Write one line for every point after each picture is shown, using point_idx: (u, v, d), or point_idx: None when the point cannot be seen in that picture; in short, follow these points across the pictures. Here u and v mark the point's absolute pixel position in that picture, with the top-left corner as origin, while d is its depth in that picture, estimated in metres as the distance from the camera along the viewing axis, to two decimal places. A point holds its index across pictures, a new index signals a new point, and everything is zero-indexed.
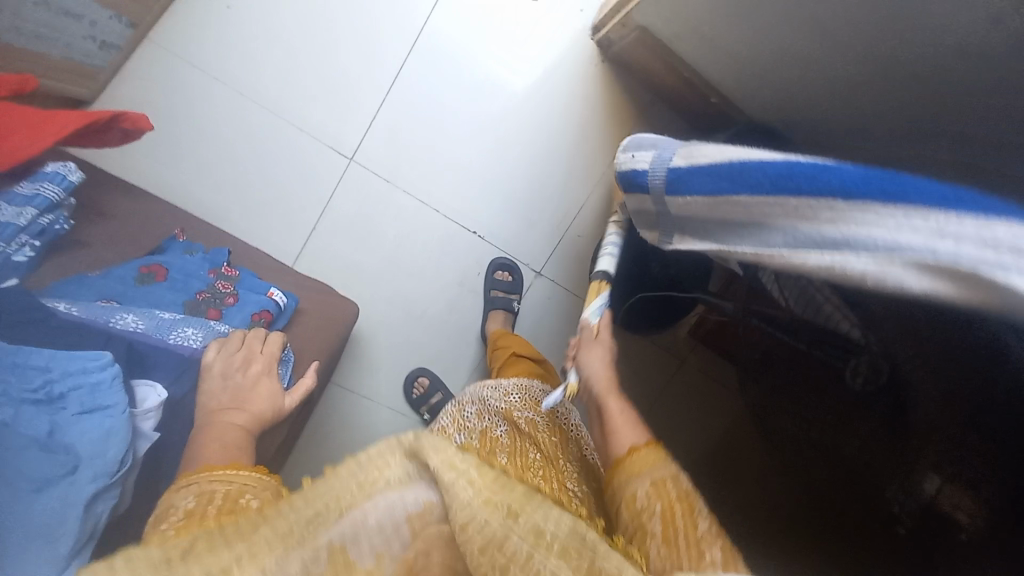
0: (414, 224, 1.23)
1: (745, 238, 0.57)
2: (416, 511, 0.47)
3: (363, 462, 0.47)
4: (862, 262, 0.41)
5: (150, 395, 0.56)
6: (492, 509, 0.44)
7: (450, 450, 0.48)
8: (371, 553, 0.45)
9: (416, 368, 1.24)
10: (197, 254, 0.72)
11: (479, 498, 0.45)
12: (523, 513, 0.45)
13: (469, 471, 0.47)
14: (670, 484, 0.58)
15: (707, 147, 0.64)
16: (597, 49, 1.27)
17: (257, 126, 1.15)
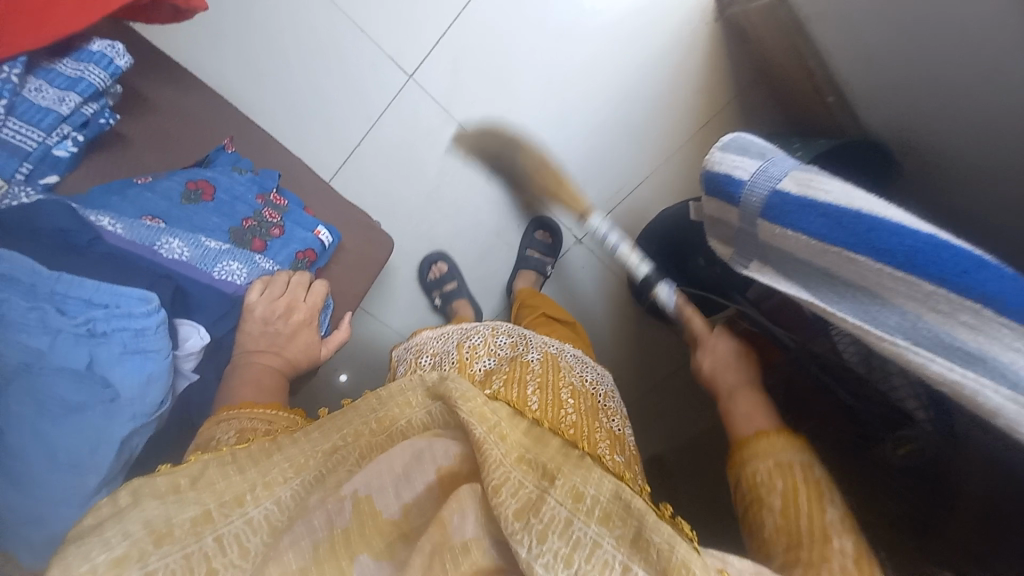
0: (462, 162, 1.14)
1: (843, 299, 0.51)
2: (446, 464, 0.45)
3: (384, 399, 0.46)
4: (1001, 395, 0.38)
5: (193, 337, 0.56)
6: (525, 469, 0.43)
7: (478, 399, 0.45)
8: (399, 506, 0.43)
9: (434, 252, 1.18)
10: (246, 174, 0.65)
11: (510, 456, 0.43)
12: (561, 476, 0.42)
13: (501, 426, 0.45)
14: (795, 469, 0.58)
15: (829, 179, 0.56)
16: (713, 7, 1.11)
17: (316, 14, 1.02)
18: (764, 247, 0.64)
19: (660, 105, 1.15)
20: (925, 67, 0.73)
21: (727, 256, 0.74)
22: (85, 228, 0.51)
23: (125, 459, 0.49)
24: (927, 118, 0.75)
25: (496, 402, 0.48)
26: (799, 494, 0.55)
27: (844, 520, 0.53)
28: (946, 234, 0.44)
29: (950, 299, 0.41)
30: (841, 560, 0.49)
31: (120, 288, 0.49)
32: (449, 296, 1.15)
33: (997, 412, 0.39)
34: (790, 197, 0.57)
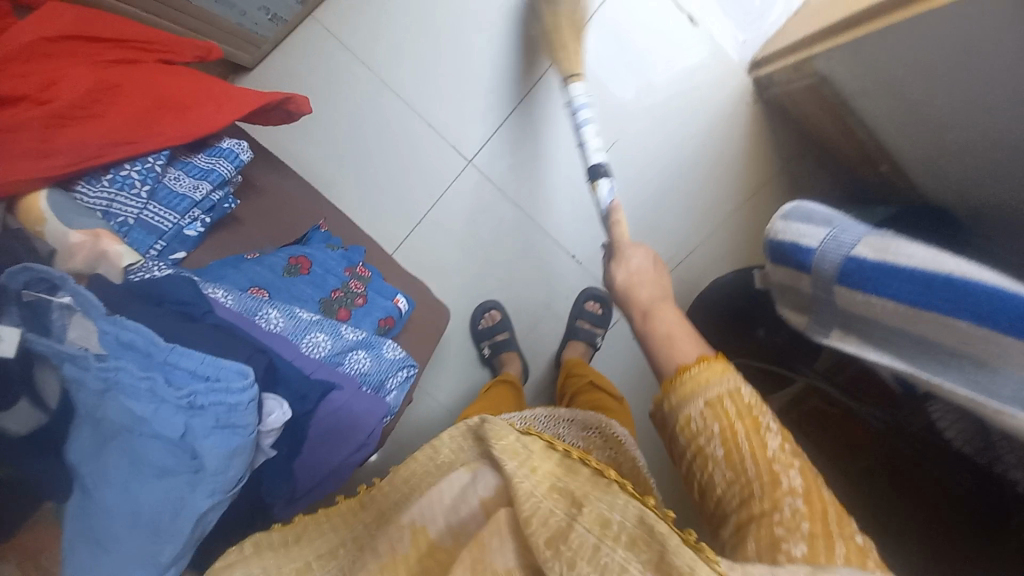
0: (515, 237, 1.22)
1: (950, 370, 0.48)
2: (487, 495, 0.45)
3: (434, 453, 0.49)
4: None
5: (276, 413, 0.49)
6: (556, 497, 0.41)
7: (511, 434, 0.45)
8: (443, 533, 0.44)
9: (489, 300, 1.24)
10: (337, 249, 0.69)
11: (541, 487, 0.42)
12: (586, 503, 0.41)
13: (534, 458, 0.44)
14: (727, 401, 0.52)
15: (909, 244, 0.54)
16: (752, 87, 1.16)
17: (391, 115, 1.16)
18: (844, 314, 0.62)
19: (704, 181, 1.20)
20: None
21: (802, 326, 0.71)
22: (201, 300, 0.53)
23: (195, 538, 0.47)
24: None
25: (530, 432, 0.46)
26: (739, 434, 0.50)
27: (786, 446, 0.49)
28: None
29: None
30: (792, 505, 0.45)
31: (217, 360, 0.47)
32: (499, 346, 1.21)
33: None
34: (867, 264, 0.57)
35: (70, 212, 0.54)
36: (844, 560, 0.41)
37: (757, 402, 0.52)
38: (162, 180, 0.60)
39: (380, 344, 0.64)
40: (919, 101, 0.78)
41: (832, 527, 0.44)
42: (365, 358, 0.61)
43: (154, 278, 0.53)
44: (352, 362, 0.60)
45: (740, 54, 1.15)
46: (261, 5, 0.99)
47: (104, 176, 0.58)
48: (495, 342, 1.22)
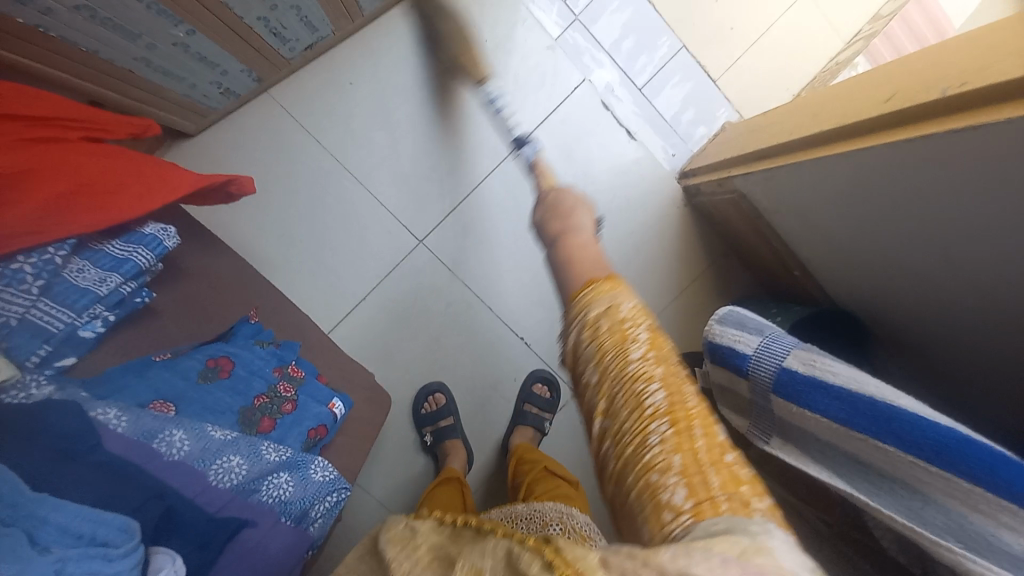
0: (463, 319, 1.21)
1: (875, 488, 0.51)
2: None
3: None
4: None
5: (167, 572, 0.42)
6: (428, 563, 0.37)
7: (399, 526, 0.42)
8: None
9: (434, 383, 1.18)
10: (267, 346, 0.63)
11: (422, 562, 0.38)
12: (459, 557, 0.37)
13: (419, 540, 0.40)
14: (603, 319, 0.52)
15: (832, 361, 0.59)
16: (682, 194, 1.29)
17: (343, 194, 1.14)
18: (780, 423, 0.65)
19: (642, 274, 1.28)
20: (863, 259, 0.86)
21: (744, 429, 0.74)
22: (88, 429, 0.45)
23: None
24: (902, 304, 0.86)
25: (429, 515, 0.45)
26: (608, 357, 0.50)
27: (649, 357, 0.50)
28: (959, 424, 0.46)
29: (989, 499, 0.41)
30: (659, 436, 0.46)
31: (104, 514, 0.40)
32: (442, 432, 1.14)
33: None
34: (798, 376, 0.61)
35: None
36: (728, 505, 0.42)
37: (633, 316, 0.52)
38: (62, 272, 0.52)
39: (309, 462, 0.58)
40: (822, 224, 0.90)
41: (703, 456, 0.45)
42: (287, 481, 0.55)
43: (31, 402, 0.44)
44: (269, 488, 0.53)
45: (669, 165, 1.29)
46: (215, 79, 0.97)
47: None
48: (438, 429, 1.14)
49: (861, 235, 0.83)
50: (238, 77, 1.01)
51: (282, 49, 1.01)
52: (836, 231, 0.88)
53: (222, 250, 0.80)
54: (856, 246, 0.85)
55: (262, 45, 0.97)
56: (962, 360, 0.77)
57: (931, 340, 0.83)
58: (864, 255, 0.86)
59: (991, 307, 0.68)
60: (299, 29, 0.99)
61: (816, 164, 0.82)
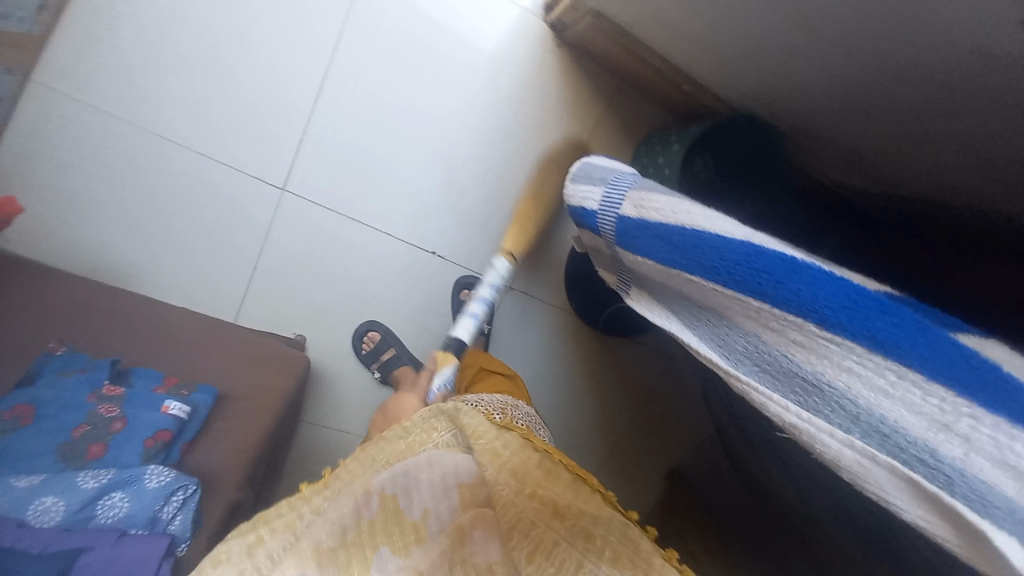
0: (363, 254, 1.11)
1: (699, 323, 0.45)
2: (467, 482, 0.53)
3: (410, 427, 0.58)
4: (838, 440, 0.30)
5: None
6: (537, 505, 0.48)
7: (488, 435, 0.54)
8: (418, 508, 0.51)
9: (364, 322, 1.12)
10: (72, 375, 0.61)
11: (520, 494, 0.49)
12: (568, 516, 0.47)
13: (511, 459, 0.52)
14: None
15: (659, 194, 0.51)
16: (551, 33, 1.11)
17: (172, 164, 1.01)
18: (634, 274, 0.58)
19: (535, 139, 1.15)
20: (735, 40, 0.77)
21: (614, 285, 0.68)
22: None
23: None
24: (790, 78, 0.77)
25: (507, 432, 0.55)
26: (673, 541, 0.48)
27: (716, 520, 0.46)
28: (763, 236, 0.39)
29: (776, 315, 0.35)
30: None
31: None
32: (388, 366, 1.10)
33: (840, 460, 0.31)
34: (630, 223, 0.54)
35: None
36: None
37: None
38: None
39: (144, 474, 0.58)
40: (678, 18, 0.80)
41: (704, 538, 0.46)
42: (123, 498, 0.56)
43: None
44: (104, 510, 0.56)
45: (530, 2, 1.10)
46: None
47: None
48: (383, 363, 1.10)
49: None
50: None
51: (9, 23, 0.85)
52: (692, 21, 0.79)
53: (51, 274, 0.71)
54: (720, 31, 0.77)
55: None
56: (895, 127, 0.69)
57: (823, 109, 0.78)
58: (743, 37, 0.75)
59: (869, 32, 0.60)
60: None
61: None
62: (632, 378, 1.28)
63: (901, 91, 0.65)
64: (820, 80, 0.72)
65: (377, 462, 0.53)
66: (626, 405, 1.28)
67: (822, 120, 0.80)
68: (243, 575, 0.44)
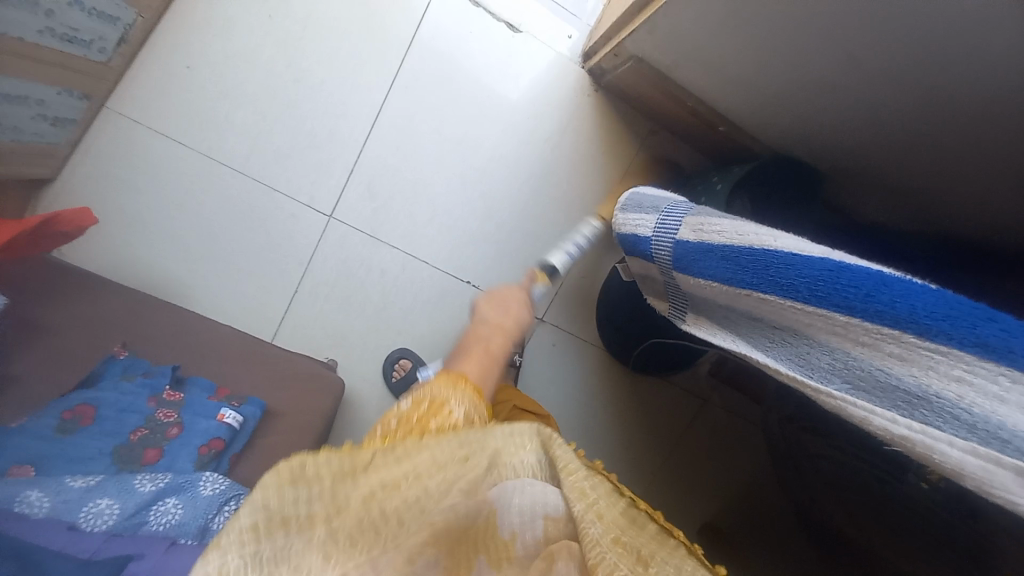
0: (402, 280, 1.13)
1: (775, 345, 0.45)
2: (552, 515, 0.42)
3: (504, 435, 0.43)
4: (957, 448, 0.30)
5: None
6: (622, 553, 0.39)
7: (581, 472, 0.43)
8: (508, 528, 0.43)
9: (397, 350, 1.12)
10: (135, 379, 0.63)
11: (608, 537, 0.39)
12: (654, 564, 0.40)
13: (598, 502, 0.42)
14: None
15: (720, 218, 0.52)
16: (589, 78, 1.18)
17: (228, 189, 1.06)
18: (691, 297, 0.59)
19: (571, 176, 1.19)
20: (773, 82, 0.81)
21: (664, 311, 0.68)
22: None
23: None
24: (832, 115, 0.79)
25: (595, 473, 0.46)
26: None
27: None
28: (841, 253, 0.39)
29: (867, 328, 0.35)
30: None
31: None
32: None
33: (959, 469, 0.30)
34: (690, 246, 0.55)
35: None
36: None
37: None
38: None
39: (197, 481, 0.57)
40: (718, 62, 0.86)
41: None
42: (177, 505, 0.55)
43: None
44: (157, 516, 0.53)
45: (569, 50, 1.18)
46: (36, 112, 0.86)
47: None
48: None
49: (769, 43, 0.75)
50: (60, 100, 0.90)
51: (91, 54, 0.91)
52: (729, 64, 0.84)
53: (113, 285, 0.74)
54: (759, 74, 0.82)
55: (65, 58, 0.86)
56: (938, 164, 0.71)
57: (864, 145, 0.80)
58: (788, 75, 0.79)
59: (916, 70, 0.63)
60: (95, 25, 0.88)
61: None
62: (666, 419, 1.24)
63: (944, 128, 0.67)
64: (859, 111, 0.75)
65: (476, 455, 0.41)
66: (665, 449, 1.23)
67: (863, 153, 0.83)
68: (359, 527, 0.35)
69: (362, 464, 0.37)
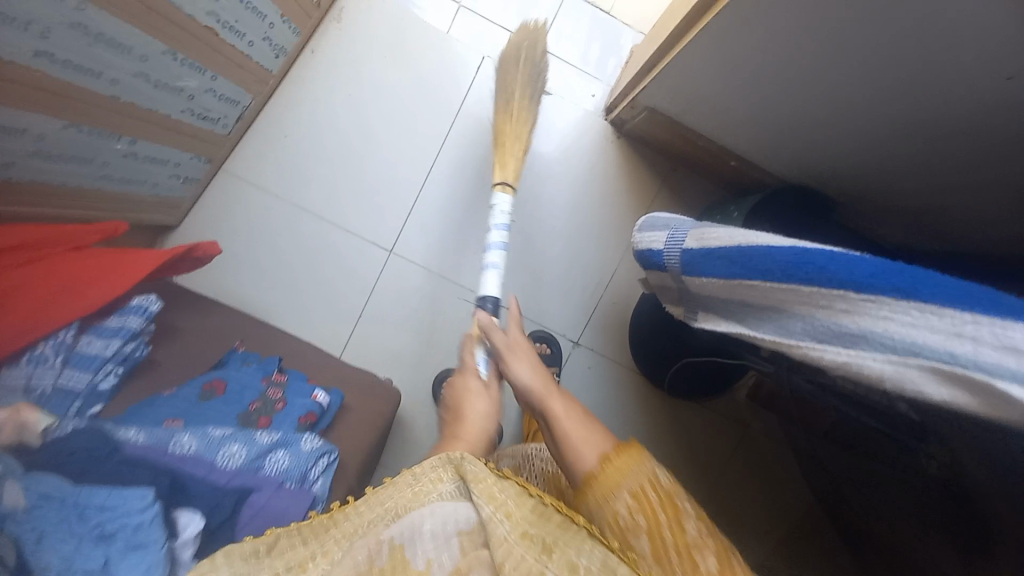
0: (451, 307, 1.28)
1: (766, 323, 0.55)
2: (466, 527, 0.54)
3: (416, 474, 0.57)
4: (885, 361, 0.40)
5: (188, 526, 0.59)
6: (527, 544, 0.51)
7: (487, 479, 0.55)
8: (423, 555, 0.53)
9: (444, 369, 1.26)
10: (252, 365, 0.79)
11: (514, 532, 0.52)
12: (555, 549, 0.50)
13: (506, 503, 0.54)
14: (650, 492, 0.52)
15: (718, 228, 0.64)
16: (612, 128, 1.36)
17: (309, 230, 1.28)
18: (700, 298, 0.69)
19: (599, 212, 1.34)
20: (771, 119, 0.94)
21: (681, 315, 0.78)
22: (110, 443, 0.62)
23: None
24: (835, 139, 0.90)
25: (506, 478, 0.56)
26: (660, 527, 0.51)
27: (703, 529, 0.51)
28: (805, 242, 0.50)
29: (821, 293, 0.45)
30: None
31: (125, 494, 0.58)
32: None
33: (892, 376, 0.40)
34: (695, 253, 0.66)
35: None
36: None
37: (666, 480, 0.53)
38: (75, 348, 0.68)
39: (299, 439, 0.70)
40: (721, 106, 1.00)
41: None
42: (284, 457, 0.68)
43: (71, 433, 0.62)
44: (270, 463, 0.67)
45: (594, 106, 1.36)
46: (173, 172, 1.12)
47: (19, 358, 0.65)
48: None
49: (766, 89, 0.88)
50: (190, 164, 1.16)
51: (217, 128, 1.16)
52: (730, 107, 0.98)
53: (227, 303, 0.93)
54: (759, 114, 0.95)
55: (198, 131, 1.11)
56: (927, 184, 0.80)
57: (865, 164, 0.91)
58: (789, 109, 0.90)
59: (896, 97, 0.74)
60: (223, 107, 1.13)
61: (696, 42, 0.89)
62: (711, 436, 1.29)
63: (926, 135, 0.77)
64: (855, 136, 0.86)
65: (383, 508, 0.55)
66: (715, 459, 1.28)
67: (867, 166, 0.92)
68: None
69: (267, 547, 0.52)
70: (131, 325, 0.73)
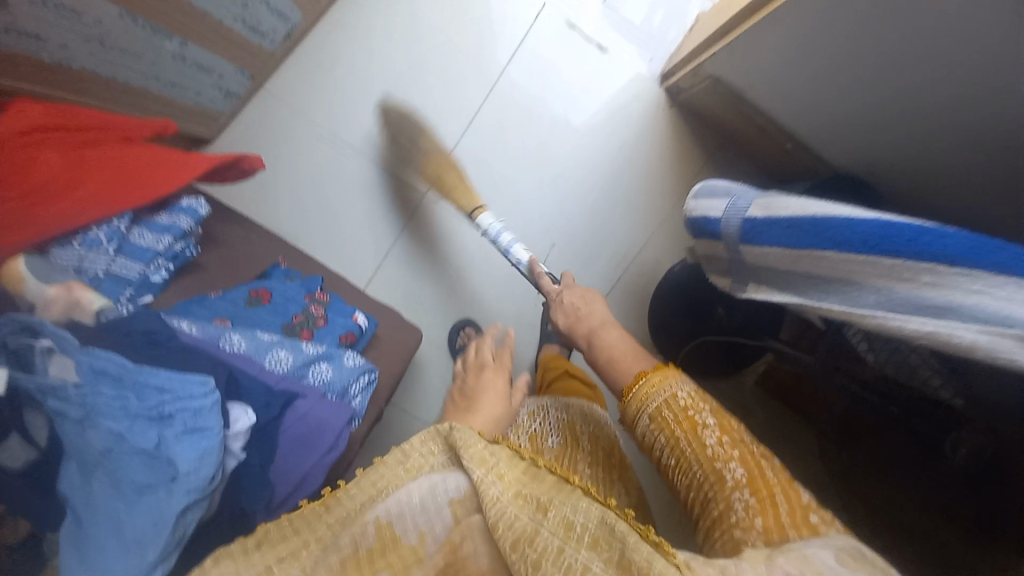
0: (478, 258, 1.27)
1: (832, 294, 0.54)
2: (456, 496, 0.47)
3: (407, 448, 0.49)
4: (974, 330, 0.40)
5: (241, 417, 0.61)
6: (521, 504, 0.44)
7: (479, 444, 0.48)
8: (416, 530, 0.46)
9: (463, 318, 1.27)
10: (296, 280, 0.81)
11: (507, 493, 0.45)
12: (551, 507, 0.44)
13: (498, 465, 0.47)
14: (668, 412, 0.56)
15: (788, 198, 0.62)
16: (664, 96, 1.31)
17: (344, 162, 1.26)
18: (754, 269, 0.68)
19: (638, 181, 1.32)
20: (840, 102, 0.91)
21: (727, 287, 0.78)
22: (166, 329, 0.65)
23: (178, 538, 0.54)
24: (892, 139, 0.88)
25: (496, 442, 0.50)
26: (684, 449, 0.55)
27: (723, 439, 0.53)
28: (891, 215, 0.49)
29: (906, 264, 0.44)
30: (744, 501, 0.51)
31: (182, 379, 0.59)
32: None
33: (974, 348, 0.40)
34: (758, 220, 0.64)
35: (48, 271, 0.62)
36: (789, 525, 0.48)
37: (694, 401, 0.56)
38: (128, 238, 0.70)
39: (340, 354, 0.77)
40: (789, 84, 0.96)
41: (786, 519, 0.49)
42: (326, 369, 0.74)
43: (125, 317, 0.64)
44: (314, 373, 0.73)
45: (649, 70, 1.31)
46: (216, 83, 1.09)
47: (74, 239, 0.66)
48: None
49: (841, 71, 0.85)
50: (233, 77, 1.12)
51: (265, 43, 1.12)
52: (798, 85, 0.95)
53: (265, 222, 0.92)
54: (828, 97, 0.91)
55: (245, 43, 1.06)
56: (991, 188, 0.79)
57: (907, 176, 0.89)
58: (853, 100, 0.88)
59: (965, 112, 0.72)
60: (273, 21, 1.09)
61: (781, 9, 0.85)
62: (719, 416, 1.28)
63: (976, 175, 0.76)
64: (904, 145, 0.84)
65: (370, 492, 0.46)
66: None
67: (908, 181, 0.91)
68: None
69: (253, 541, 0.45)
70: (183, 223, 0.75)
